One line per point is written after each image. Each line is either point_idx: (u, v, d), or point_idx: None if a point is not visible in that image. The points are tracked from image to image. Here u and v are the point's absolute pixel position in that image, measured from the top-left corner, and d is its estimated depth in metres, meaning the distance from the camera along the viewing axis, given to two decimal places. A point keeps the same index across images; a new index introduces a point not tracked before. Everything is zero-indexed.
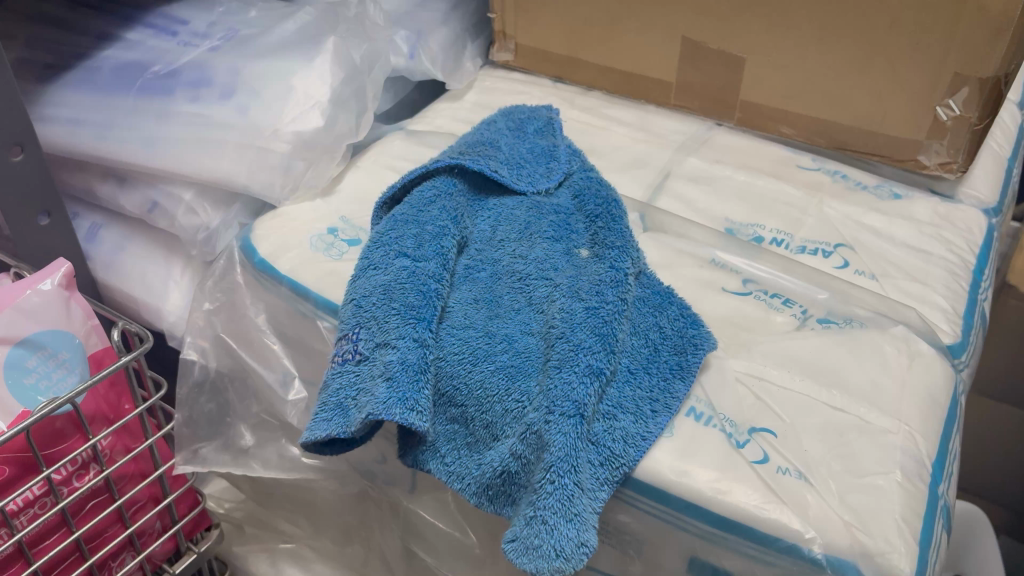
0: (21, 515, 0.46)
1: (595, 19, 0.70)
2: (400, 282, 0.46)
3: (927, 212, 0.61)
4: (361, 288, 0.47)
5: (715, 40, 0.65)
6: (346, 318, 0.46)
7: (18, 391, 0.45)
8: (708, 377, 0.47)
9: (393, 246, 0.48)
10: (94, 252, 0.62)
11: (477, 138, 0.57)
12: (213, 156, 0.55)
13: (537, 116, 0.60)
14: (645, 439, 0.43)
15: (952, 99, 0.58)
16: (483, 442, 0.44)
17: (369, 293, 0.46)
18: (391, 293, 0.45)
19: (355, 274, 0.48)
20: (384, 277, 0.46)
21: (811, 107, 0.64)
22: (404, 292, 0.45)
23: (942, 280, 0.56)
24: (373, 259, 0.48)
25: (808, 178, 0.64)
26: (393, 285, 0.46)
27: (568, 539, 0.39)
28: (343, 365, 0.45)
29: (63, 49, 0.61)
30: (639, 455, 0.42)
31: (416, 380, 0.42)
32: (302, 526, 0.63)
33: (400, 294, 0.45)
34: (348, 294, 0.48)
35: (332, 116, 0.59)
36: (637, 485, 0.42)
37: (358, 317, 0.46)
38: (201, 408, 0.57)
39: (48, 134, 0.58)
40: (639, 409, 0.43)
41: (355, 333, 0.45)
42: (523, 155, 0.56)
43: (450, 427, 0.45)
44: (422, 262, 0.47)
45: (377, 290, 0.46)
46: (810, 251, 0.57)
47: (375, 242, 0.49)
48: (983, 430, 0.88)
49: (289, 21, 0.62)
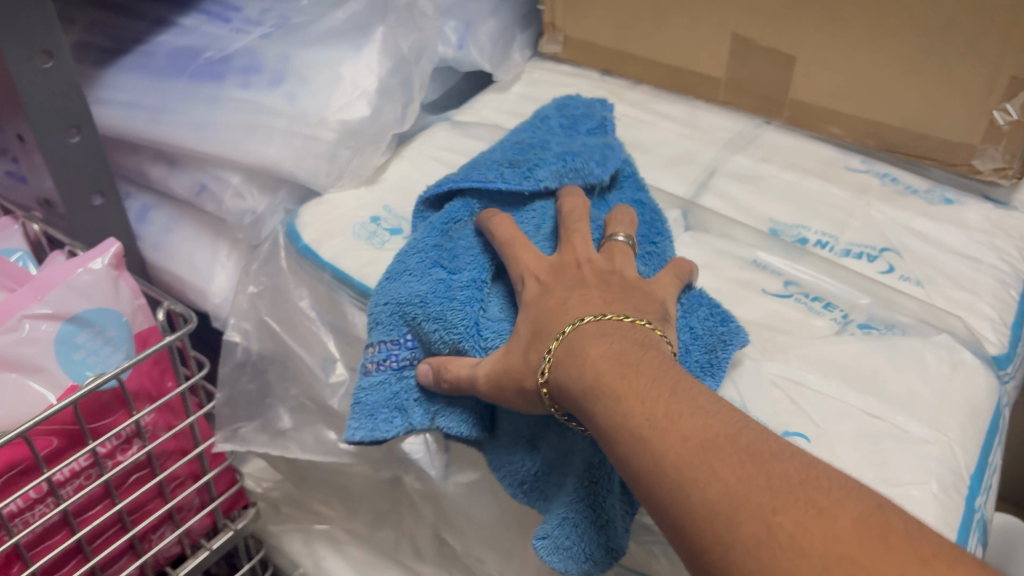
0: (67, 485, 0.48)
1: (645, 13, 0.70)
2: (438, 291, 0.45)
3: (979, 219, 0.60)
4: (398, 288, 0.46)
5: (766, 38, 0.64)
6: (380, 315, 0.46)
7: (68, 366, 0.47)
8: (742, 377, 0.46)
9: (431, 255, 0.47)
10: (144, 233, 0.63)
11: (527, 140, 0.55)
12: (260, 142, 0.56)
13: (591, 113, 0.59)
14: None
15: (1010, 103, 0.56)
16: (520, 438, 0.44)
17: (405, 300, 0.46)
18: (427, 302, 0.45)
19: (388, 279, 0.48)
20: (421, 286, 0.46)
21: (861, 108, 0.63)
22: (441, 304, 0.44)
23: (991, 289, 0.55)
24: (408, 266, 0.48)
25: (856, 181, 0.63)
26: (429, 295, 0.45)
27: (598, 544, 0.40)
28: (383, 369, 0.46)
29: (121, 33, 0.63)
30: None
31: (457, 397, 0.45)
32: (336, 509, 0.64)
33: (437, 308, 0.44)
34: (381, 296, 0.47)
35: (379, 106, 0.59)
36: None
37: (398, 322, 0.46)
38: (242, 389, 0.57)
39: (104, 116, 0.59)
40: None
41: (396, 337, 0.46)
42: (580, 148, 0.53)
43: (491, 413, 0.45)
44: (459, 274, 0.46)
45: (414, 299, 0.45)
46: (854, 255, 0.56)
47: (412, 249, 0.49)
48: None
49: (339, 9, 0.63)
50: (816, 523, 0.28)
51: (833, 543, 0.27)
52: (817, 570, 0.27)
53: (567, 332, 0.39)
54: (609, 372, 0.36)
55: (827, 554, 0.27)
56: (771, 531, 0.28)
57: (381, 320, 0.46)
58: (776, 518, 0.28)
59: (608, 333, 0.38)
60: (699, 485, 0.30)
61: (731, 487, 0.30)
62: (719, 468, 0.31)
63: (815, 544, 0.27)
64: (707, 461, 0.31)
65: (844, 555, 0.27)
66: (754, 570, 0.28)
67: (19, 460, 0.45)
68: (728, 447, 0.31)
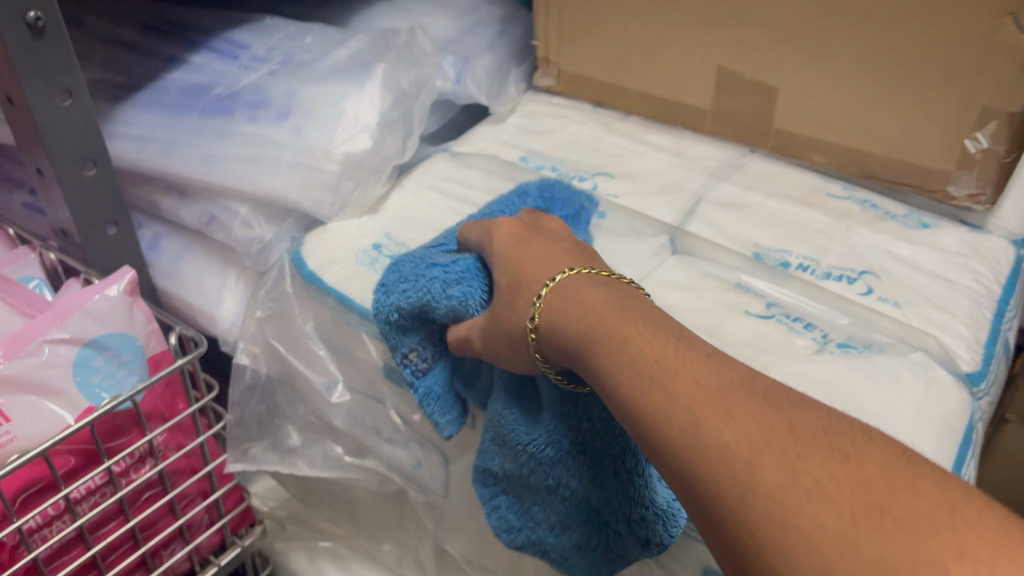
0: (83, 502, 0.50)
1: (635, 47, 0.73)
2: (432, 298, 0.47)
3: (955, 242, 0.63)
4: (399, 296, 0.49)
5: (750, 70, 0.67)
6: (389, 323, 0.49)
7: (85, 388, 0.49)
8: None
9: (423, 264, 0.50)
10: (155, 260, 0.66)
11: (493, 213, 0.56)
12: (267, 173, 0.59)
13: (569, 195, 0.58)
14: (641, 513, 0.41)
15: (981, 132, 0.59)
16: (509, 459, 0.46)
17: (410, 308, 0.48)
18: (431, 303, 0.47)
19: (384, 292, 0.50)
20: (420, 290, 0.47)
21: (841, 136, 0.66)
22: (441, 310, 0.46)
23: (966, 309, 0.57)
24: (403, 275, 0.50)
25: (839, 207, 0.65)
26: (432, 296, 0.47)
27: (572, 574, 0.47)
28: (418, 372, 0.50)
29: (134, 71, 0.66)
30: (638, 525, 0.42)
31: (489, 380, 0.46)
32: (342, 524, 0.66)
33: (440, 313, 0.47)
34: (383, 311, 0.49)
35: (380, 138, 0.62)
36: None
37: (408, 325, 0.49)
38: (253, 410, 0.61)
39: (118, 150, 0.62)
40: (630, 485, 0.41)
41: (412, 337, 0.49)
42: None
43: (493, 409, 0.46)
44: (452, 267, 0.48)
45: (420, 304, 0.47)
46: (835, 277, 0.59)
47: (404, 264, 0.51)
48: None
49: (342, 47, 0.66)
50: (843, 470, 0.27)
51: (862, 492, 0.26)
52: (846, 517, 0.26)
53: (562, 278, 0.40)
54: (611, 318, 0.36)
55: (857, 501, 0.26)
56: (796, 476, 0.27)
57: (392, 326, 0.49)
58: (801, 464, 0.27)
59: (595, 284, 0.39)
60: (715, 430, 0.30)
61: (753, 433, 0.29)
62: (739, 415, 0.30)
63: (842, 491, 0.26)
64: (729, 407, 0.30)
65: (875, 502, 0.26)
66: (778, 517, 0.27)
67: (38, 478, 0.48)
68: (745, 395, 0.31)
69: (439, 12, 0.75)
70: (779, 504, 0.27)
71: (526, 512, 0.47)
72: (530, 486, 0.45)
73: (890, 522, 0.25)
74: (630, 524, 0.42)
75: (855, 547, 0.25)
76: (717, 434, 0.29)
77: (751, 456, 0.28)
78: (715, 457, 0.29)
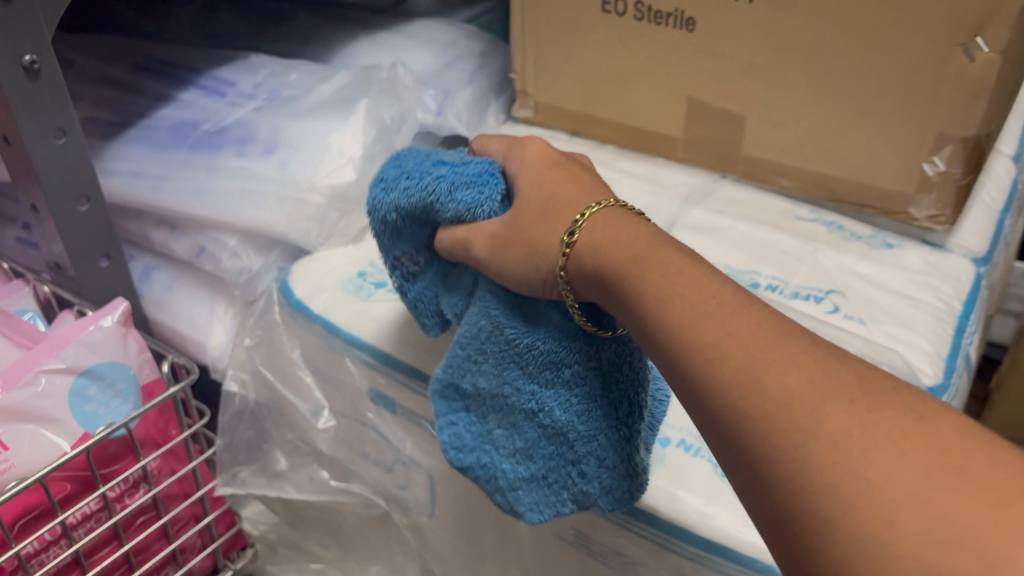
0: (79, 528, 0.52)
1: (608, 79, 0.76)
2: (435, 201, 0.45)
3: (918, 261, 0.65)
4: (397, 195, 0.47)
5: (718, 100, 0.70)
6: (386, 221, 0.48)
7: (80, 416, 0.51)
8: None
9: (431, 159, 0.47)
10: (146, 291, 0.68)
11: None
12: (255, 206, 0.61)
13: None
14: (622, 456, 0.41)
15: (938, 156, 0.62)
16: (489, 379, 0.44)
17: (407, 209, 0.46)
18: (431, 206, 0.45)
19: (383, 187, 0.48)
20: (421, 188, 0.46)
21: (807, 161, 0.69)
22: (446, 214, 0.45)
23: (928, 326, 0.60)
24: (408, 169, 0.47)
25: (807, 230, 0.68)
26: (431, 200, 0.45)
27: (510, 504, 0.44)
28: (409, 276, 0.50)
29: (124, 109, 0.68)
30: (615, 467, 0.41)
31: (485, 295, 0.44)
32: (331, 547, 0.68)
33: (443, 217, 0.45)
34: (378, 208, 0.48)
35: (364, 170, 0.64)
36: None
37: (406, 224, 0.48)
38: (241, 435, 0.63)
39: (110, 185, 0.64)
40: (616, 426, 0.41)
41: (409, 236, 0.48)
42: None
43: (488, 325, 0.44)
44: (461, 169, 0.46)
45: (419, 206, 0.46)
46: (803, 296, 0.61)
47: (415, 156, 0.49)
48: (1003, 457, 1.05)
49: (326, 83, 0.68)
50: (914, 430, 0.28)
51: (936, 454, 0.27)
52: (919, 472, 0.27)
53: (606, 206, 0.40)
54: (668, 254, 0.36)
55: (931, 460, 0.27)
56: (867, 428, 0.28)
57: (390, 225, 0.48)
58: (871, 417, 0.28)
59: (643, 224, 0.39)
60: (775, 373, 0.30)
61: (815, 380, 0.29)
62: (805, 361, 0.30)
63: (914, 448, 0.27)
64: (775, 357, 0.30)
65: (949, 463, 0.27)
66: (844, 464, 0.27)
67: (35, 505, 0.49)
68: (803, 343, 0.31)
69: (420, 47, 0.78)
70: (845, 452, 0.28)
71: (487, 433, 0.45)
72: (505, 408, 0.44)
73: (960, 481, 0.26)
74: (600, 468, 0.41)
75: (925, 501, 0.26)
76: (778, 377, 0.30)
77: (816, 403, 0.29)
78: (773, 403, 0.29)
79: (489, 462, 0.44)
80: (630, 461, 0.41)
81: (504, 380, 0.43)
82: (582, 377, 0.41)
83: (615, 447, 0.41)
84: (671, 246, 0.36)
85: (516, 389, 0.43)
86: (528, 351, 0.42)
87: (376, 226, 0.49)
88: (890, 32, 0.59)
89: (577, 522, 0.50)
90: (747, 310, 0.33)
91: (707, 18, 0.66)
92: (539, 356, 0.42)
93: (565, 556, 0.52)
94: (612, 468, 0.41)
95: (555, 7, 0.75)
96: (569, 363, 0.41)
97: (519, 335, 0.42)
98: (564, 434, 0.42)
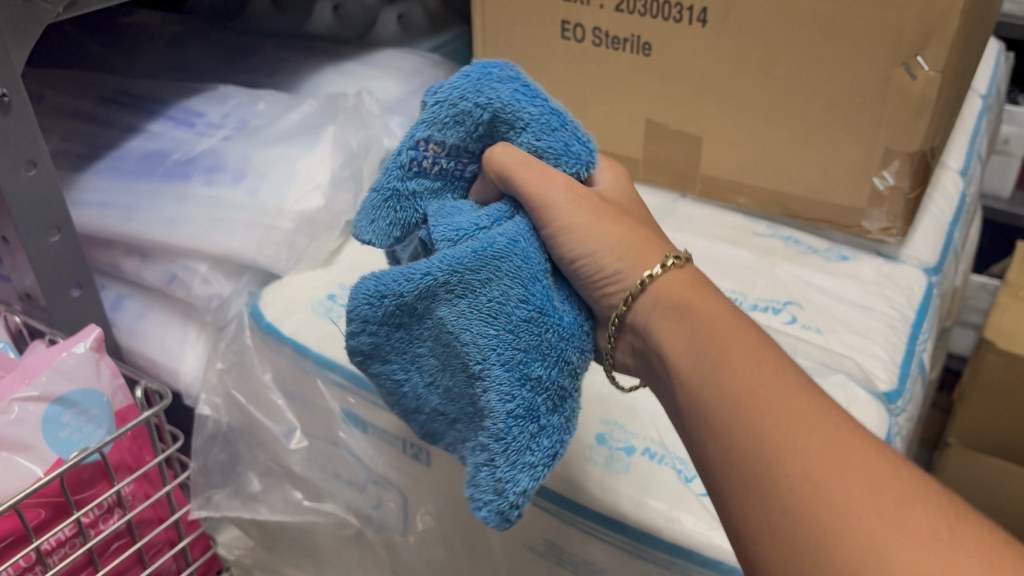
0: (54, 554, 0.52)
1: (569, 103, 0.78)
2: (535, 131, 0.43)
3: (872, 272, 0.68)
4: (503, 95, 0.42)
5: (675, 122, 0.72)
6: (464, 105, 0.42)
7: (53, 442, 0.51)
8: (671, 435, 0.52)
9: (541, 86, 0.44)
10: (118, 320, 0.68)
11: None
12: (225, 234, 0.63)
13: None
14: (506, 480, 0.39)
15: (886, 171, 0.64)
16: (455, 315, 0.40)
17: (507, 111, 0.42)
18: (531, 126, 0.43)
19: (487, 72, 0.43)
20: (532, 104, 0.43)
21: (762, 179, 0.71)
22: (533, 144, 0.43)
23: (883, 333, 0.62)
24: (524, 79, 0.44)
25: (763, 244, 0.71)
26: (537, 121, 0.43)
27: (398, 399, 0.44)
28: (418, 165, 0.44)
29: (95, 141, 0.69)
30: (490, 484, 0.39)
31: (515, 239, 0.40)
32: (305, 569, 0.68)
33: (525, 144, 0.43)
34: (474, 87, 0.42)
35: (332, 196, 0.65)
36: (583, 510, 0.48)
37: (476, 124, 0.43)
38: (215, 458, 0.64)
39: (81, 216, 0.65)
40: (522, 453, 0.39)
41: (465, 133, 0.43)
42: None
43: (501, 274, 0.39)
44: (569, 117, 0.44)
45: (515, 112, 0.42)
46: (761, 308, 0.63)
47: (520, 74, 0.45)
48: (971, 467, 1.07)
49: (293, 112, 0.70)
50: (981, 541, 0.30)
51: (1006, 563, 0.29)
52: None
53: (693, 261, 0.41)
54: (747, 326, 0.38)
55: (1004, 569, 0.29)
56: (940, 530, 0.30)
57: (464, 112, 0.42)
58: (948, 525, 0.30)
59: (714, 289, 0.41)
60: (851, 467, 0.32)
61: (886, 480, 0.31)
62: (882, 466, 0.32)
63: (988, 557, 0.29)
64: (789, 396, 0.34)
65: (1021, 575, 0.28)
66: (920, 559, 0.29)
67: (9, 532, 0.49)
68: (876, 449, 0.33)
69: (385, 75, 0.80)
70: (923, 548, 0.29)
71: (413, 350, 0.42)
72: (450, 348, 0.41)
73: None
74: (482, 466, 0.39)
75: None
76: (856, 471, 0.32)
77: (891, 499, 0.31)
78: (852, 494, 0.31)
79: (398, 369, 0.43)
80: (520, 493, 0.39)
81: (472, 331, 0.39)
82: (545, 390, 0.40)
83: (517, 469, 0.39)
84: (658, 287, 0.39)
85: (480, 351, 0.39)
86: (529, 327, 0.39)
87: (444, 104, 0.42)
88: (837, 54, 0.61)
89: (547, 532, 0.51)
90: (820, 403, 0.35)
91: (662, 43, 0.69)
92: (535, 339, 0.39)
93: (537, 567, 0.53)
94: (501, 484, 0.39)
95: (516, 36, 0.77)
96: (549, 368, 0.39)
97: (532, 303, 0.39)
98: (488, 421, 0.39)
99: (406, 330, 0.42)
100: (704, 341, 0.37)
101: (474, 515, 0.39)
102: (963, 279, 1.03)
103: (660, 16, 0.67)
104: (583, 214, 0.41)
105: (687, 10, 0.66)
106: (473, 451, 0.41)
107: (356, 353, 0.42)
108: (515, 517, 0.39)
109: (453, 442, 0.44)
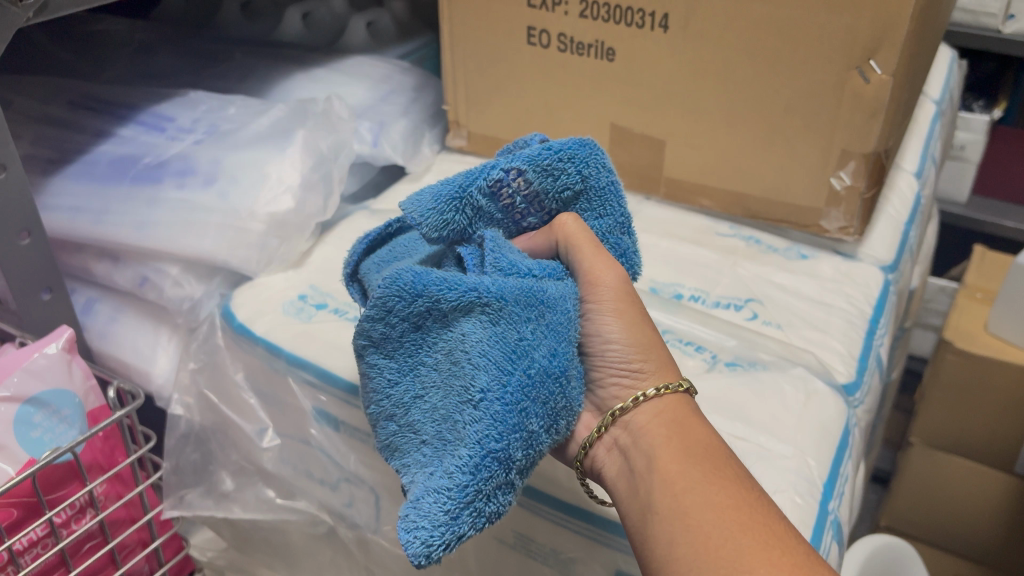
0: (26, 554, 0.52)
1: (535, 108, 0.79)
2: (609, 225, 0.46)
3: (831, 270, 0.70)
4: (601, 181, 0.45)
5: (639, 126, 0.74)
6: (569, 166, 0.44)
7: (25, 441, 0.52)
8: None
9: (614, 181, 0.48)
10: (89, 324, 0.68)
11: None
12: (197, 236, 0.63)
13: None
14: (446, 510, 0.37)
15: (843, 171, 0.66)
16: (479, 336, 0.39)
17: (599, 190, 0.45)
18: (610, 214, 0.46)
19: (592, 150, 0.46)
20: (616, 196, 0.46)
21: (725, 181, 0.73)
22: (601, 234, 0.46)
23: (841, 328, 0.64)
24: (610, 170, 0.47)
25: (724, 244, 0.73)
26: (615, 212, 0.46)
27: (380, 394, 0.43)
28: (497, 191, 0.43)
29: (64, 146, 0.69)
30: (431, 507, 0.37)
31: (565, 298, 0.41)
32: (278, 570, 0.68)
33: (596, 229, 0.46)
34: (580, 156, 0.44)
35: (302, 199, 0.67)
36: (552, 501, 0.50)
37: (567, 185, 0.44)
38: (187, 458, 0.65)
39: (51, 221, 0.65)
40: (475, 492, 0.37)
41: (554, 188, 0.44)
42: None
43: (533, 320, 0.39)
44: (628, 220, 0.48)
45: (603, 193, 0.45)
46: (723, 305, 0.65)
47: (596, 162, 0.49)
48: (936, 463, 1.09)
49: (263, 116, 0.70)
50: None
51: None
52: None
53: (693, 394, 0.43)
54: (723, 448, 0.41)
55: None
56: None
57: (565, 172, 0.44)
58: None
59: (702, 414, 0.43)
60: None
61: None
62: None
63: None
64: (756, 523, 0.37)
65: None
66: None
67: None
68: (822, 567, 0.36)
69: (354, 82, 0.81)
70: None
71: (420, 353, 0.42)
72: (455, 367, 0.40)
73: None
74: (434, 490, 0.38)
75: None
76: None
77: None
78: None
79: (399, 365, 0.43)
80: (457, 535, 0.37)
81: (487, 361, 0.39)
82: (529, 447, 0.39)
83: (467, 510, 0.37)
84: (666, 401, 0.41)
85: (487, 383, 0.38)
86: (548, 380, 0.38)
87: (553, 153, 0.43)
88: (794, 59, 0.63)
89: (516, 524, 0.52)
90: (778, 523, 0.37)
91: (625, 48, 0.70)
92: (545, 395, 0.38)
93: (507, 559, 0.54)
94: (446, 518, 0.37)
95: (482, 43, 0.78)
96: (542, 427, 0.39)
97: (558, 360, 0.39)
98: (463, 449, 0.38)
99: (422, 334, 0.42)
100: (689, 458, 0.39)
101: (398, 535, 0.36)
102: (921, 279, 1.05)
103: (622, 21, 0.69)
104: (631, 310, 0.42)
105: (649, 16, 0.68)
106: (429, 477, 0.39)
107: (363, 335, 0.42)
108: (436, 559, 0.37)
109: (408, 465, 0.42)
